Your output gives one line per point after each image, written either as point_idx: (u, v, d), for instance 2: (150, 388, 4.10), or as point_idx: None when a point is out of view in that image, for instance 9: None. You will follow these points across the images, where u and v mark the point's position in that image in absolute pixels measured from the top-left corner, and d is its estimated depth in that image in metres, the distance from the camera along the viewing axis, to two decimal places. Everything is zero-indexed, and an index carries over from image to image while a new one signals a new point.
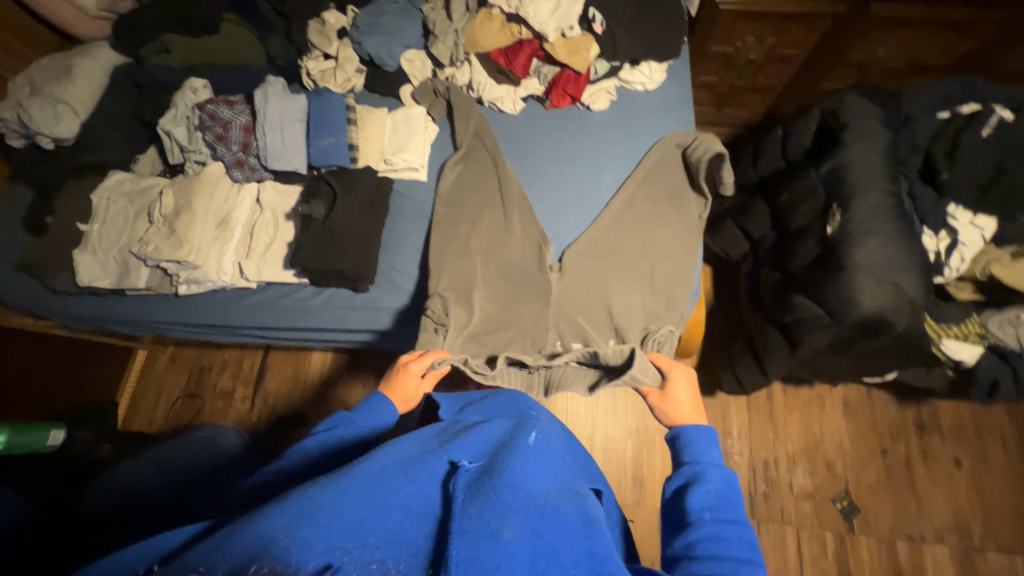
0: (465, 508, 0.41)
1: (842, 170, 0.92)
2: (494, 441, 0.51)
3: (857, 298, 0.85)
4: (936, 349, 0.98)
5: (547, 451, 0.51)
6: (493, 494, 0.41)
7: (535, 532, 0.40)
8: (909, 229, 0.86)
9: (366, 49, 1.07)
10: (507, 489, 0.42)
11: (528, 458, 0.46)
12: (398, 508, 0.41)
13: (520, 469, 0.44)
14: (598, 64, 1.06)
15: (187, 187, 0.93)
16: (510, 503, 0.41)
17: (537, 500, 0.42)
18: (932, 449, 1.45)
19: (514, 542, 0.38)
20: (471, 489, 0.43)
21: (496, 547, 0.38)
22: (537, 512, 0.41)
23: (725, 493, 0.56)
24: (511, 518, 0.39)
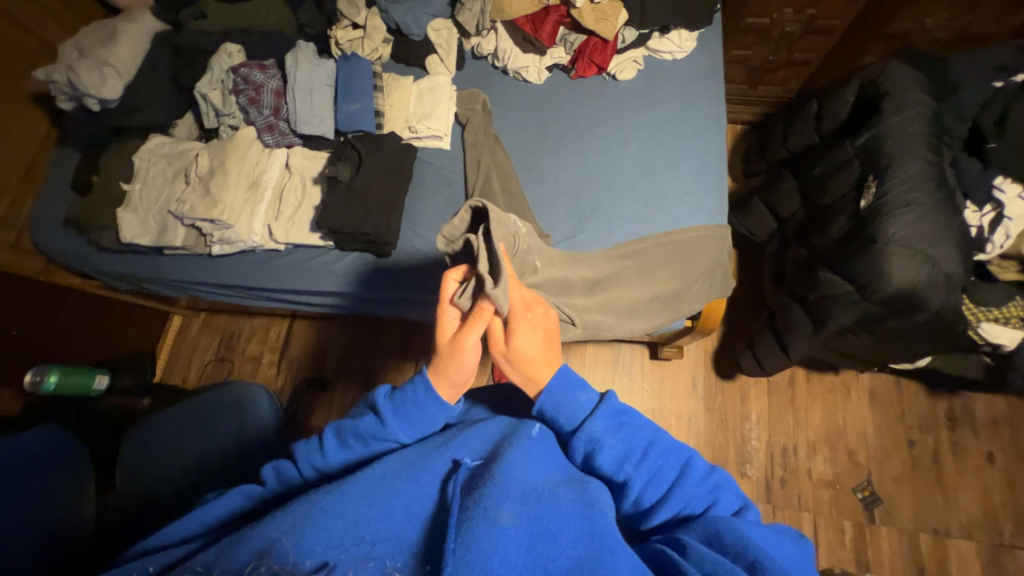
0: (466, 501, 0.47)
1: (877, 143, 0.88)
2: (495, 440, 0.59)
3: (886, 273, 0.81)
4: (973, 332, 0.94)
5: (550, 448, 0.59)
6: (490, 489, 0.48)
7: (531, 516, 0.46)
8: (950, 202, 0.81)
9: (393, 19, 1.08)
10: (504, 479, 0.49)
11: (524, 453, 0.54)
12: (399, 509, 0.49)
13: (515, 464, 0.52)
14: (627, 31, 1.03)
15: (221, 150, 0.96)
16: (506, 493, 0.47)
17: (534, 488, 0.49)
18: (963, 443, 1.40)
19: (511, 526, 0.44)
20: (465, 485, 0.50)
21: (494, 531, 0.43)
22: (532, 501, 0.47)
23: (629, 432, 0.57)
24: (504, 507, 0.45)
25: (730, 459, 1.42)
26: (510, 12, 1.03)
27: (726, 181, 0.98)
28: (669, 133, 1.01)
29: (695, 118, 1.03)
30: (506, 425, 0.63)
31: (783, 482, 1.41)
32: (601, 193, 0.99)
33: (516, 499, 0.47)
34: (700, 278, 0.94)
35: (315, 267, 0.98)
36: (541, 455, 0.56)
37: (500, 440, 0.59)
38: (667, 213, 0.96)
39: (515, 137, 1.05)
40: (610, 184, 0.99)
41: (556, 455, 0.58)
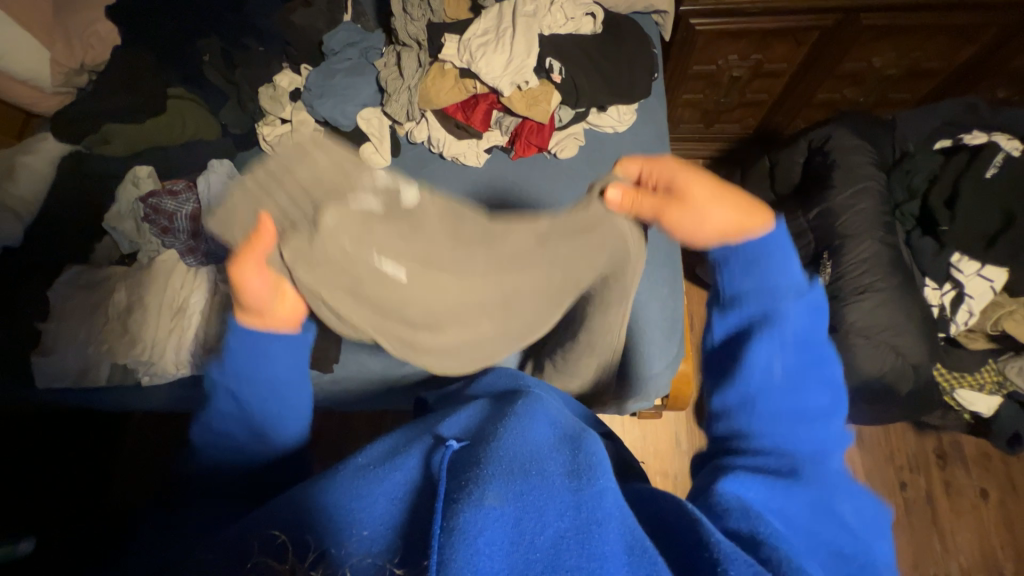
0: (451, 483, 0.42)
1: (830, 219, 0.84)
2: (485, 415, 0.53)
3: (854, 364, 0.77)
4: (949, 397, 0.90)
5: (544, 411, 0.52)
6: (478, 470, 0.42)
7: (517, 493, 0.40)
8: (910, 284, 0.78)
9: (319, 113, 1.02)
10: (496, 455, 0.43)
11: (516, 423, 0.48)
12: (383, 497, 0.45)
13: (510, 437, 0.46)
14: (562, 111, 0.98)
15: (139, 281, 0.90)
16: (495, 473, 0.42)
17: (522, 460, 0.43)
18: (955, 481, 1.35)
19: (495, 506, 0.39)
20: (455, 462, 0.44)
21: (478, 513, 0.38)
22: (519, 479, 0.42)
23: (803, 331, 0.47)
24: (489, 487, 0.40)
25: None
26: (438, 101, 0.98)
27: (679, 264, 0.94)
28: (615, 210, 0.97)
29: None
30: (493, 402, 0.56)
31: None
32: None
33: (502, 479, 0.41)
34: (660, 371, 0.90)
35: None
36: (534, 416, 0.50)
37: (486, 418, 0.52)
38: None
39: None
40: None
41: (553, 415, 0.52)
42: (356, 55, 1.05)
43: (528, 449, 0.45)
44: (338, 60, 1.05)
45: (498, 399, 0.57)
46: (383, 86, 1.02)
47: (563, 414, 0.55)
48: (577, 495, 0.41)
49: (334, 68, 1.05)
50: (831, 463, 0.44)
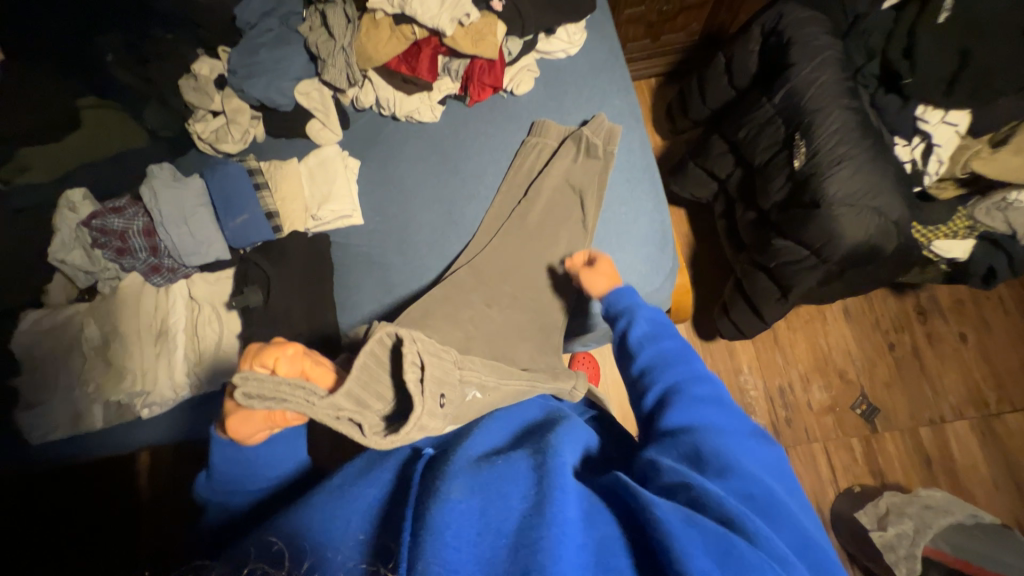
0: (421, 487, 0.47)
1: (796, 98, 0.84)
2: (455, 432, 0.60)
3: (840, 232, 0.80)
4: (927, 250, 0.94)
5: (506, 420, 0.61)
6: (446, 469, 0.48)
7: (483, 484, 0.46)
8: (880, 144, 0.80)
9: (252, 96, 0.95)
10: (461, 460, 0.50)
11: (481, 434, 0.57)
12: (357, 509, 0.47)
13: (472, 445, 0.53)
14: (511, 42, 0.92)
15: (107, 312, 0.84)
16: (462, 470, 0.48)
17: (486, 459, 0.50)
18: (936, 331, 1.45)
19: (462, 498, 0.44)
20: (426, 467, 0.50)
21: (447, 505, 0.43)
22: (482, 470, 0.48)
23: (657, 327, 0.67)
24: (455, 482, 0.46)
25: None
26: (378, 57, 0.90)
27: (658, 175, 0.93)
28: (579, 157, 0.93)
29: (610, 115, 0.96)
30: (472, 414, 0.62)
31: (789, 421, 1.43)
32: (534, 225, 0.91)
33: (468, 474, 0.47)
34: (659, 282, 0.90)
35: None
36: (500, 427, 0.59)
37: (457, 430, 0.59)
38: (607, 228, 0.91)
39: (423, 194, 0.96)
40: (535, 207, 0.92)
41: (516, 423, 0.61)
42: (276, 24, 0.96)
43: (494, 449, 0.53)
44: (258, 33, 0.96)
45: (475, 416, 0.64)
46: (314, 52, 0.94)
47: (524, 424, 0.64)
48: (539, 470, 0.48)
49: (254, 43, 0.95)
50: (705, 403, 0.58)
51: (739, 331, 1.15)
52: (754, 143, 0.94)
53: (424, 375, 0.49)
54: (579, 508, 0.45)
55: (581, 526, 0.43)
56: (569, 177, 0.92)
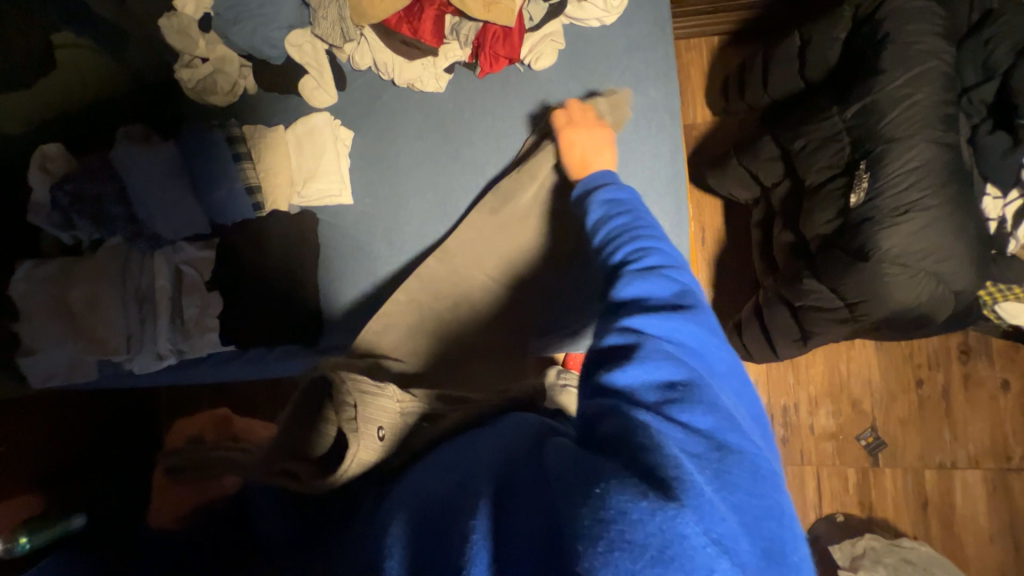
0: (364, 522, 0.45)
1: (874, 116, 0.68)
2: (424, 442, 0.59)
3: (885, 293, 0.68)
4: (988, 310, 0.80)
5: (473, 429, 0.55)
6: (390, 492, 0.47)
7: (416, 496, 0.44)
8: (964, 192, 0.65)
9: (238, 45, 0.86)
10: (405, 479, 0.48)
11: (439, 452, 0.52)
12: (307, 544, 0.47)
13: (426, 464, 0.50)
14: (533, 5, 0.79)
15: (87, 276, 0.80)
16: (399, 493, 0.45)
17: (429, 474, 0.47)
18: (975, 374, 1.32)
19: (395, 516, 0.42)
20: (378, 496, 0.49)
21: (375, 527, 0.42)
22: (419, 484, 0.45)
23: (620, 207, 0.60)
24: (395, 514, 0.42)
25: None
26: (374, 14, 0.77)
27: (685, 188, 0.81)
28: None
29: (639, 108, 0.82)
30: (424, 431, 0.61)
31: (785, 440, 1.38)
32: (533, 228, 0.82)
33: (407, 501, 0.43)
34: None
35: (246, 367, 0.84)
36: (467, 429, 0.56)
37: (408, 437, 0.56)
38: None
39: (419, 176, 0.87)
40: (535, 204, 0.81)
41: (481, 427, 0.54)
42: None
43: (441, 458, 0.50)
44: None
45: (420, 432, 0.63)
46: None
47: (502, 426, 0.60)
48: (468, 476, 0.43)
49: None
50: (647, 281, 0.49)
51: (748, 356, 1.07)
52: (811, 159, 0.79)
53: (354, 414, 0.53)
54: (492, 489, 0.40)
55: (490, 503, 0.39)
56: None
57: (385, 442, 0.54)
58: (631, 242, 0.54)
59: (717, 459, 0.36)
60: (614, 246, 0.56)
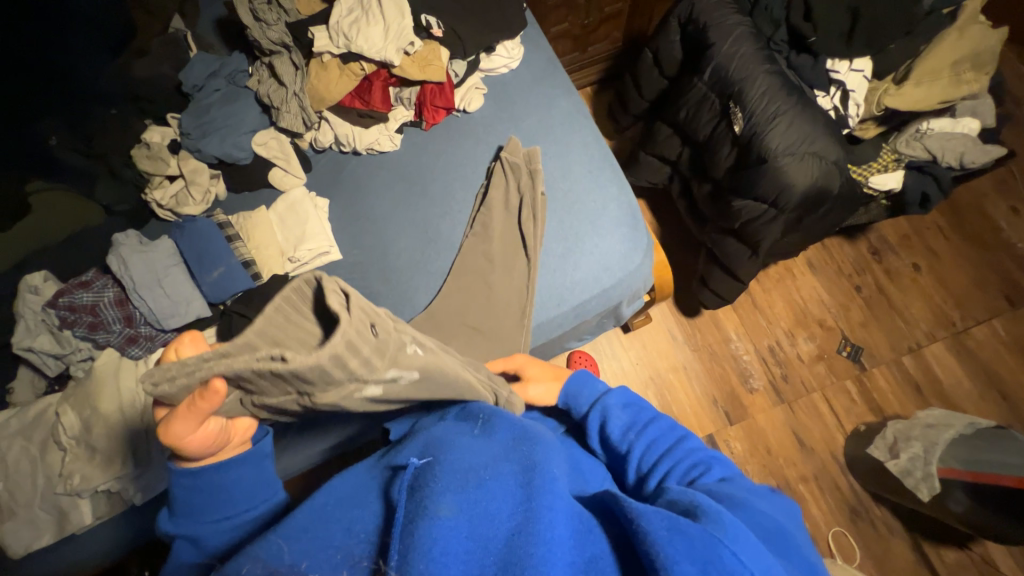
0: (410, 503, 0.45)
1: (721, 72, 0.94)
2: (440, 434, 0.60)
3: (789, 179, 0.87)
4: (867, 188, 1.01)
5: (491, 415, 0.59)
6: (432, 485, 0.45)
7: (472, 503, 0.44)
8: (804, 98, 0.89)
9: (211, 154, 0.95)
10: (446, 471, 0.47)
11: (467, 442, 0.54)
12: (342, 533, 0.48)
13: (458, 453, 0.51)
14: (455, 65, 0.98)
15: (85, 396, 0.78)
16: (446, 487, 0.45)
17: (474, 474, 0.48)
18: (893, 267, 1.55)
19: (451, 517, 0.42)
20: (411, 486, 0.47)
21: (433, 524, 0.41)
22: (471, 487, 0.46)
23: (632, 406, 0.71)
24: (444, 500, 0.43)
25: (733, 381, 1.48)
26: (331, 96, 0.93)
27: (616, 162, 0.99)
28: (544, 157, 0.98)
29: (560, 117, 1.02)
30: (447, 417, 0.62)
31: (785, 376, 1.48)
32: (511, 228, 0.94)
33: (457, 492, 0.45)
34: (637, 258, 0.94)
35: None
36: (495, 426, 0.58)
37: (439, 430, 0.58)
38: (580, 217, 0.95)
39: (398, 218, 0.97)
40: (506, 203, 0.95)
41: (514, 422, 0.58)
42: (224, 83, 0.98)
43: (477, 459, 0.50)
44: (206, 94, 0.97)
45: (438, 413, 0.65)
46: (267, 102, 0.96)
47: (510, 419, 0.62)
48: (527, 487, 0.47)
49: (204, 103, 0.97)
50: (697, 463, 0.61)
51: (721, 297, 1.20)
52: (695, 120, 1.02)
53: (348, 300, 0.48)
54: (568, 531, 0.44)
55: (572, 545, 0.44)
56: (528, 167, 0.94)
57: (377, 341, 0.49)
58: (668, 431, 0.67)
59: (778, 545, 0.49)
60: (653, 447, 0.66)
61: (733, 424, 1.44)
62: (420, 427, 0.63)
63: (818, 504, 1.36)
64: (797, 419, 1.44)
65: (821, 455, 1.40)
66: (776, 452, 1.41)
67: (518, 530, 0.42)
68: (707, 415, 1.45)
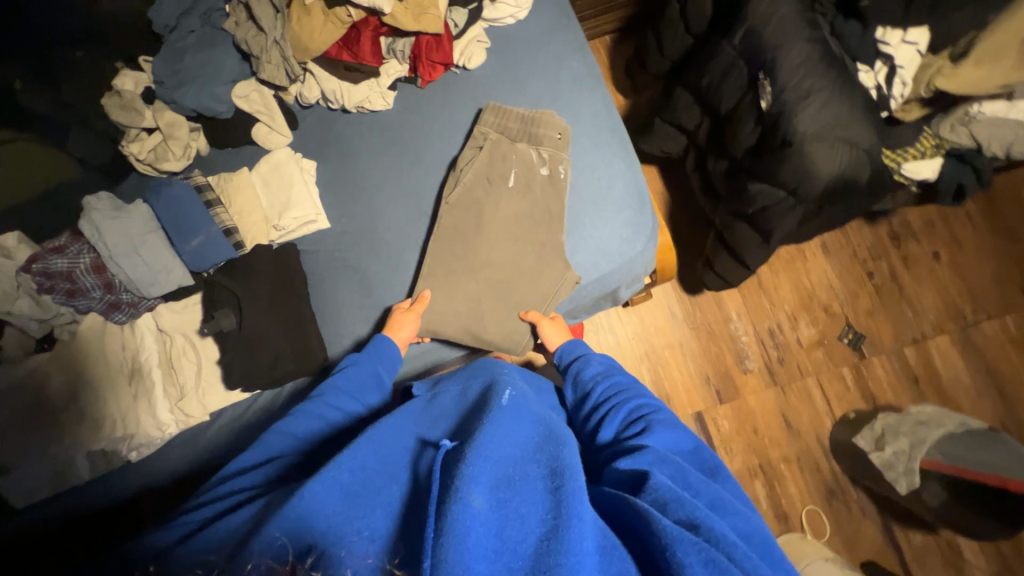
0: (444, 488, 0.44)
1: (754, 38, 0.83)
2: (470, 412, 0.58)
3: (814, 168, 0.79)
4: (897, 175, 0.92)
5: (520, 409, 0.56)
6: (463, 471, 0.44)
7: (501, 498, 0.43)
8: (845, 74, 0.79)
9: (187, 107, 0.88)
10: (480, 457, 0.45)
11: (498, 425, 0.51)
12: (358, 506, 0.46)
13: (490, 437, 0.48)
14: (455, 14, 0.90)
15: (71, 359, 0.78)
16: (479, 472, 0.44)
17: (506, 470, 0.46)
18: (911, 254, 1.48)
19: (481, 508, 0.41)
20: (445, 466, 0.47)
21: (464, 511, 0.40)
22: (501, 483, 0.45)
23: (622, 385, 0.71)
24: (472, 489, 0.42)
25: (728, 361, 1.47)
26: (315, 47, 0.84)
27: (626, 135, 0.91)
28: (540, 129, 0.88)
29: (568, 80, 0.92)
30: (474, 397, 0.61)
31: (782, 360, 1.47)
32: (518, 207, 0.87)
33: (490, 484, 0.44)
34: (639, 242, 0.88)
35: (263, 411, 0.83)
36: (521, 414, 0.56)
37: (469, 418, 0.56)
38: (583, 195, 0.89)
39: (390, 186, 0.91)
40: (513, 177, 0.88)
41: (539, 417, 0.57)
42: (198, 24, 0.89)
43: (513, 452, 0.49)
44: (181, 36, 0.88)
45: (461, 394, 0.64)
46: (245, 49, 0.87)
47: (535, 411, 0.59)
48: (557, 493, 0.45)
49: (179, 47, 0.88)
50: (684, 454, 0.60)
51: (725, 281, 1.15)
52: (719, 90, 0.93)
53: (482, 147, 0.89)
54: (596, 544, 0.42)
55: (599, 559, 0.41)
56: (527, 135, 0.88)
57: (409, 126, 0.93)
58: (633, 412, 0.65)
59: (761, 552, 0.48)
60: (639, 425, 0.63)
61: (723, 403, 1.45)
62: (448, 405, 0.63)
63: (796, 483, 1.40)
64: (787, 401, 1.44)
65: (806, 437, 1.42)
66: (761, 431, 1.43)
67: (551, 534, 0.41)
68: (698, 392, 1.46)
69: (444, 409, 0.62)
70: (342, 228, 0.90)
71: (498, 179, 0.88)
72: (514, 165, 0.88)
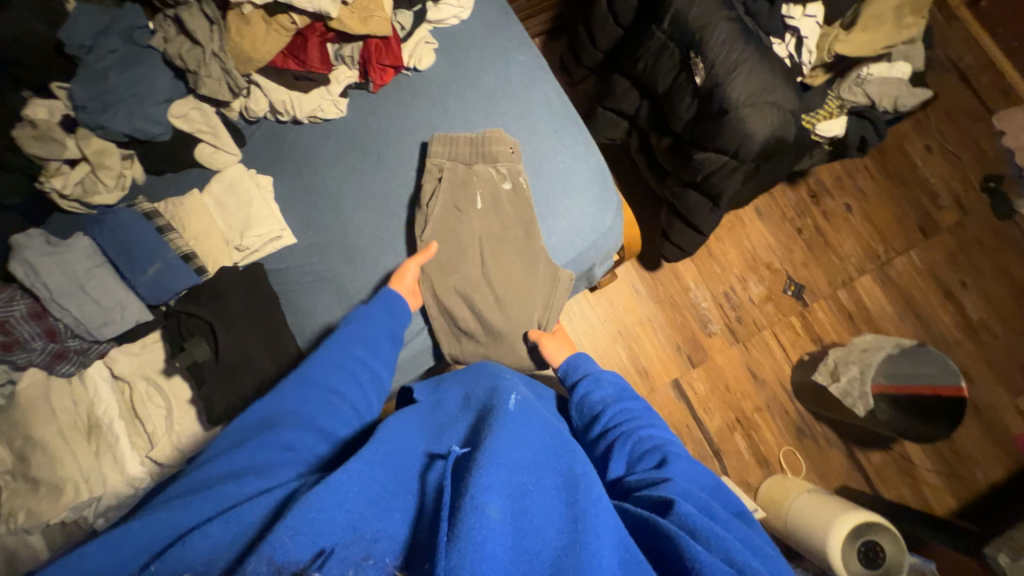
0: (458, 496, 0.44)
1: (680, 21, 0.91)
2: (475, 416, 0.56)
3: (750, 130, 0.88)
4: (815, 134, 1.05)
5: (528, 412, 0.56)
6: (474, 479, 0.43)
7: (518, 512, 0.43)
8: (761, 45, 0.89)
9: (118, 131, 0.81)
10: (493, 464, 0.45)
11: (510, 432, 0.50)
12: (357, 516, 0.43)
13: (504, 445, 0.47)
14: (400, 16, 0.90)
15: (13, 424, 0.69)
16: (493, 483, 0.43)
17: (520, 480, 0.46)
18: (828, 208, 1.67)
19: (498, 522, 0.41)
20: (455, 476, 0.46)
21: (483, 521, 0.40)
22: (517, 495, 0.44)
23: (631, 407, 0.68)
24: (489, 500, 0.42)
25: (694, 327, 1.57)
26: (259, 57, 0.81)
27: (579, 118, 0.96)
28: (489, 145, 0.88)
29: (518, 72, 0.95)
30: (479, 400, 0.60)
31: (739, 318, 1.59)
32: (488, 224, 0.88)
33: (507, 499, 0.43)
34: (607, 216, 0.93)
35: None
36: (528, 418, 0.55)
37: (477, 421, 0.55)
38: (548, 179, 0.92)
39: (354, 193, 0.89)
40: (479, 201, 0.88)
41: (544, 418, 0.58)
42: (118, 42, 0.81)
43: (523, 459, 0.48)
44: (100, 57, 0.81)
45: (464, 397, 0.63)
46: (180, 65, 0.82)
47: (540, 414, 0.59)
48: (574, 504, 0.46)
49: (99, 69, 0.81)
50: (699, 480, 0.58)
51: (683, 251, 1.22)
52: (655, 71, 1.00)
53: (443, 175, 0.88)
54: (616, 558, 0.43)
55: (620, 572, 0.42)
56: (481, 155, 0.88)
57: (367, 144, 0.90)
58: (647, 439, 0.62)
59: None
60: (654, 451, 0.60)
61: (695, 367, 1.55)
62: (449, 413, 0.61)
63: (769, 428, 1.52)
64: (750, 355, 1.56)
65: (772, 386, 1.54)
66: (733, 387, 1.54)
67: (568, 549, 0.42)
68: (672, 361, 1.54)
69: (447, 412, 0.61)
70: (310, 240, 0.86)
71: (466, 206, 0.88)
72: (477, 188, 0.88)
